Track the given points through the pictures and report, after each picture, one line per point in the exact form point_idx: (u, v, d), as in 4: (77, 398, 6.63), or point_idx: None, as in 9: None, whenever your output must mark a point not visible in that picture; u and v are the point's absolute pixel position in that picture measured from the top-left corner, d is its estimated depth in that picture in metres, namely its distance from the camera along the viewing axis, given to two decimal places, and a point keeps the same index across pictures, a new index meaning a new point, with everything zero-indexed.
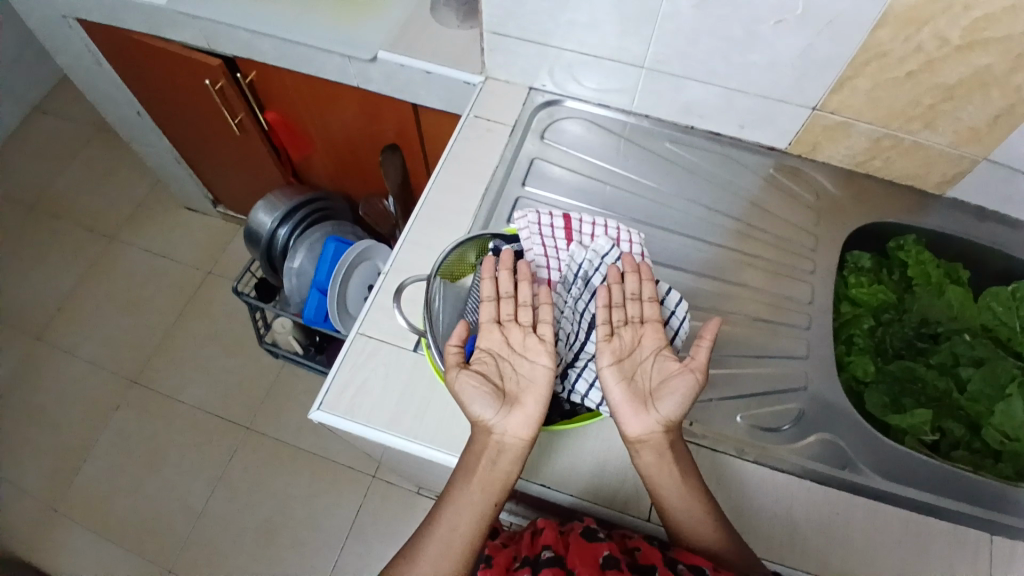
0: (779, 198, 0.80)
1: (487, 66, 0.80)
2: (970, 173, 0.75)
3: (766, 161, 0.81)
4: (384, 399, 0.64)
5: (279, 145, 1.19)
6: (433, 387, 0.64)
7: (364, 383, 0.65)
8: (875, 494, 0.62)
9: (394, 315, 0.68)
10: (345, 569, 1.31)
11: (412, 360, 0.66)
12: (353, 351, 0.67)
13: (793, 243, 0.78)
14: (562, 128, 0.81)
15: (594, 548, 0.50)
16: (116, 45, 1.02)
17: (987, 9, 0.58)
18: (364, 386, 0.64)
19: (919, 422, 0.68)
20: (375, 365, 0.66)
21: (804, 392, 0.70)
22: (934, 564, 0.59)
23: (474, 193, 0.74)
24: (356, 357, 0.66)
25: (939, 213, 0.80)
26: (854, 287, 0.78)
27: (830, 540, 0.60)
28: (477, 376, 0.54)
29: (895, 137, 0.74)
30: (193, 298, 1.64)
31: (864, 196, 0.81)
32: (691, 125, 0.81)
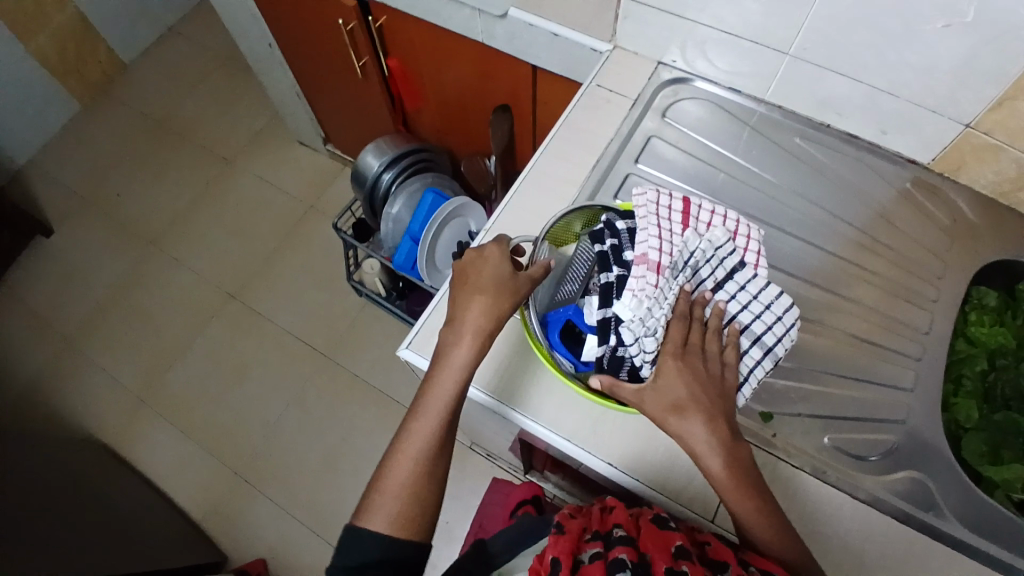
0: (909, 215, 0.74)
1: (616, 35, 0.78)
2: None
3: (903, 173, 0.75)
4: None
5: (395, 92, 1.21)
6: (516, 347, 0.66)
7: None
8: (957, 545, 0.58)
9: None
10: None
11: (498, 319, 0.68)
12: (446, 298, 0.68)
13: (916, 266, 0.72)
14: (684, 109, 0.78)
15: (668, 537, 0.50)
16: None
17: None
18: None
19: (1019, 478, 0.61)
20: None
21: (900, 425, 0.65)
22: None
23: (584, 163, 0.73)
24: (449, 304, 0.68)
25: None
26: (974, 325, 0.72)
27: None
28: (486, 257, 0.59)
29: None
30: (292, 228, 1.72)
31: (1005, 228, 0.73)
32: (825, 122, 0.75)
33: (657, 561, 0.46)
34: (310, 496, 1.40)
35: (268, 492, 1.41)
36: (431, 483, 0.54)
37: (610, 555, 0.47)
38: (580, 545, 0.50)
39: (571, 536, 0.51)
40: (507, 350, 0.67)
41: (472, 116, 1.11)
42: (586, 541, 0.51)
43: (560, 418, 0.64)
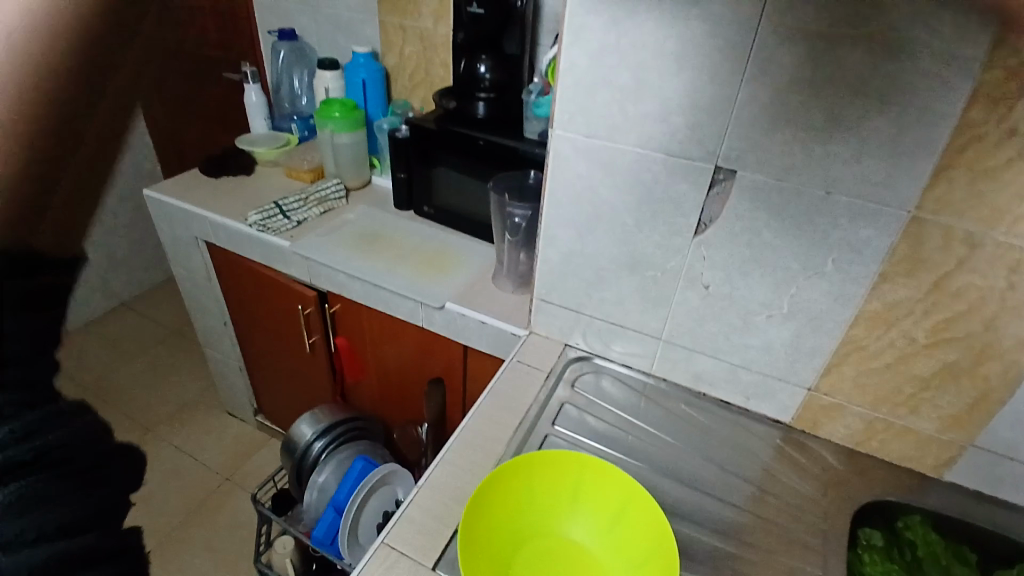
0: (787, 465, 0.86)
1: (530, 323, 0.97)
2: (961, 459, 0.83)
3: (773, 431, 0.89)
4: None
5: (336, 367, 1.33)
6: None
7: None
8: None
9: (423, 531, 0.70)
10: None
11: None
12: (373, 560, 0.67)
13: (802, 512, 0.81)
14: (590, 381, 0.93)
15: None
16: (229, 265, 1.25)
17: (942, 313, 0.71)
18: None
19: None
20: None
21: None
22: None
23: (510, 424, 0.83)
24: (376, 565, 0.67)
25: (937, 495, 0.85)
26: (869, 562, 0.78)
27: None
28: None
29: (885, 420, 0.84)
30: (203, 505, 1.63)
31: (867, 475, 0.87)
32: (703, 391, 0.91)
33: None
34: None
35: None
36: None
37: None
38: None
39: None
40: None
41: (410, 392, 1.25)
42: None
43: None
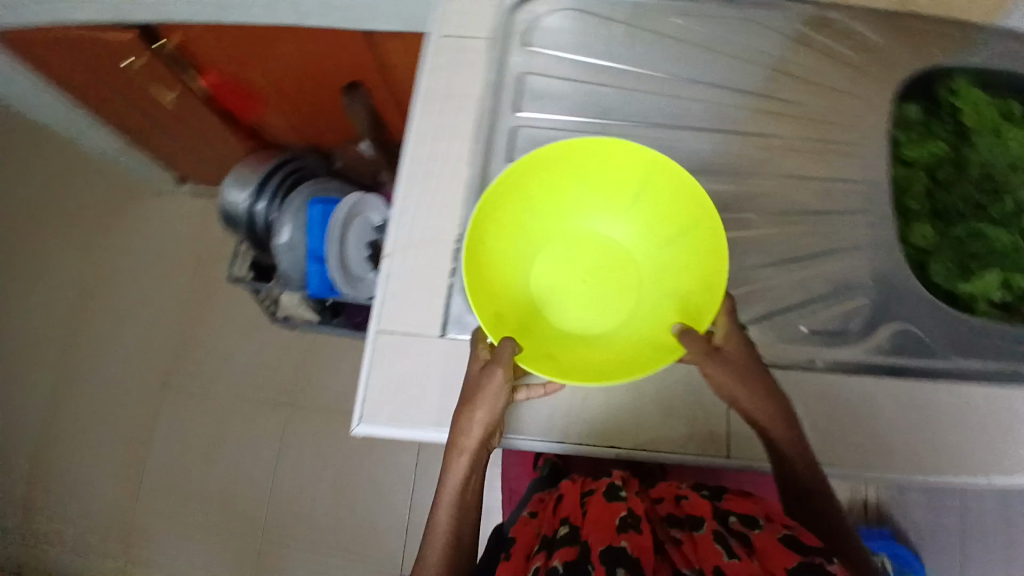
0: (809, 59, 0.71)
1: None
2: None
3: (790, 20, 0.72)
4: (429, 392, 0.62)
5: (230, 112, 1.06)
6: None
7: (399, 384, 0.62)
8: (926, 370, 0.62)
9: (416, 303, 0.64)
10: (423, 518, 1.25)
11: (444, 348, 0.63)
12: (378, 354, 0.63)
13: (837, 117, 0.70)
14: (549, 27, 0.73)
15: (611, 510, 0.59)
16: (29, 57, 0.90)
17: None
18: (398, 389, 0.62)
19: (986, 289, 0.66)
20: (438, 350, 0.63)
21: (870, 282, 0.65)
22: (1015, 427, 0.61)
23: (468, 124, 0.69)
24: (384, 356, 0.63)
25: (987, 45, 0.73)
26: (905, 145, 0.71)
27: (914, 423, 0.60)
28: None
29: None
30: (178, 286, 1.42)
31: (903, 43, 0.72)
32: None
33: (597, 539, 0.54)
34: (355, 542, 1.26)
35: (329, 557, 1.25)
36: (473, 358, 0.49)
37: (550, 562, 0.54)
38: (529, 562, 0.58)
39: (518, 557, 0.61)
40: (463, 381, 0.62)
41: (325, 114, 1.04)
42: (532, 556, 0.59)
43: (579, 430, 0.63)
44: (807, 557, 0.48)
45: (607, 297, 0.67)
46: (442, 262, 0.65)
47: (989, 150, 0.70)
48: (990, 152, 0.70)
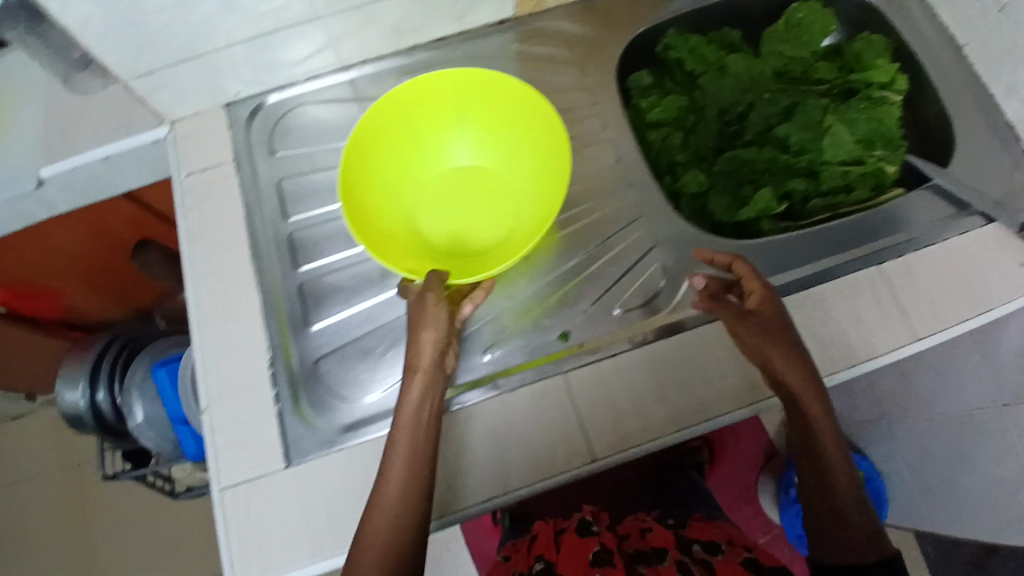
0: (535, 68, 0.75)
1: (173, 109, 0.71)
2: None
3: (505, 38, 0.76)
4: (294, 526, 0.59)
5: (35, 317, 0.99)
6: (331, 492, 0.59)
7: (261, 531, 0.58)
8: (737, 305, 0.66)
9: (248, 443, 0.61)
10: None
11: (292, 474, 0.60)
12: (227, 511, 0.59)
13: (576, 109, 0.73)
14: (291, 126, 0.73)
15: (588, 543, 0.84)
16: None
17: None
18: (263, 537, 0.58)
19: (761, 206, 0.72)
20: (288, 484, 0.60)
21: (658, 248, 0.69)
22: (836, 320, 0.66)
23: (241, 248, 0.67)
24: (235, 511, 0.59)
25: None
26: (649, 111, 0.77)
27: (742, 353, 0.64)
28: None
29: None
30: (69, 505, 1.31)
31: (609, 22, 0.77)
32: (410, 45, 0.74)
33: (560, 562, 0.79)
34: None
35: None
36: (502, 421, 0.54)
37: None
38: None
39: None
40: (321, 500, 0.59)
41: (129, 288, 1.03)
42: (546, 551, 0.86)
43: (450, 498, 0.59)
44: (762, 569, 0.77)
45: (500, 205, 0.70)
46: (262, 391, 0.62)
47: (716, 83, 0.76)
48: (720, 87, 0.76)
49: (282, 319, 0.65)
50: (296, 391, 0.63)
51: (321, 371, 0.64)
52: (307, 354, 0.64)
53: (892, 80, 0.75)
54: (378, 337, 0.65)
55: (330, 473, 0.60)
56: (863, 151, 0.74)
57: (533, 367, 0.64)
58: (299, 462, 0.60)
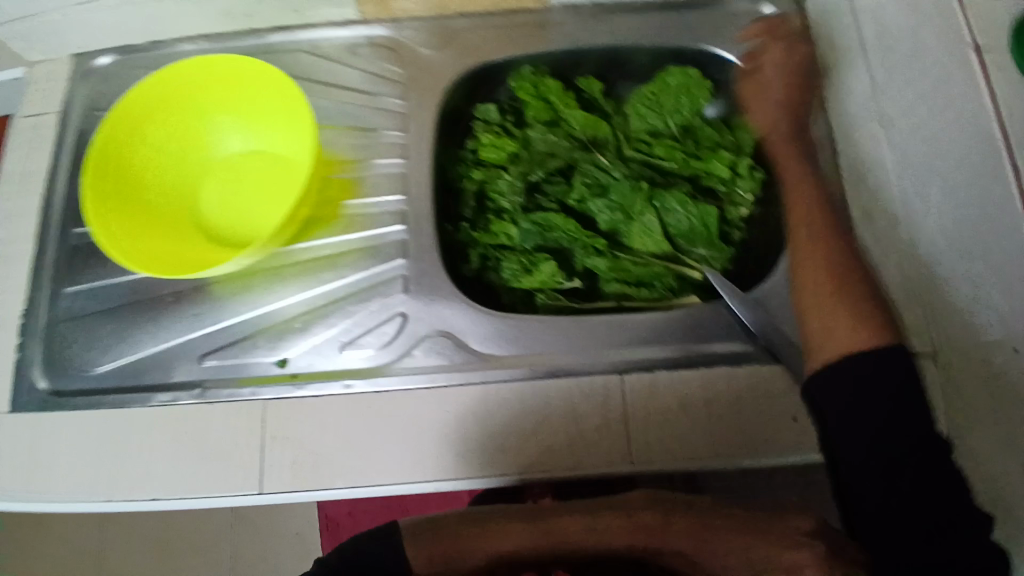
0: (363, 79, 0.72)
1: (19, 54, 0.75)
2: None
3: (346, 40, 0.73)
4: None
5: None
6: (35, 444, 0.64)
7: None
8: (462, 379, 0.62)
9: None
10: None
11: (13, 418, 0.65)
12: None
13: (381, 133, 0.70)
14: (120, 86, 0.75)
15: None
16: None
17: None
18: None
19: (545, 278, 0.67)
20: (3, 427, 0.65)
21: (405, 299, 0.65)
22: (559, 421, 0.60)
23: (39, 198, 0.72)
24: None
25: (551, 31, 0.72)
26: (478, 147, 0.72)
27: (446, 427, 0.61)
28: None
29: None
30: None
31: (454, 45, 0.72)
32: (248, 28, 0.74)
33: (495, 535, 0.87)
34: None
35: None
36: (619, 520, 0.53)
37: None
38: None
39: None
40: (25, 450, 0.64)
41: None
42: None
43: (128, 482, 0.62)
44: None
45: (276, 189, 0.66)
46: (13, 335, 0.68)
47: (547, 137, 0.71)
48: (546, 138, 0.71)
49: (49, 274, 0.69)
50: (40, 346, 0.67)
51: (63, 334, 0.68)
52: (57, 311, 0.68)
53: (739, 177, 0.67)
54: (120, 315, 0.68)
55: (36, 425, 0.65)
56: (679, 247, 0.67)
57: (243, 384, 0.64)
58: (20, 409, 0.65)
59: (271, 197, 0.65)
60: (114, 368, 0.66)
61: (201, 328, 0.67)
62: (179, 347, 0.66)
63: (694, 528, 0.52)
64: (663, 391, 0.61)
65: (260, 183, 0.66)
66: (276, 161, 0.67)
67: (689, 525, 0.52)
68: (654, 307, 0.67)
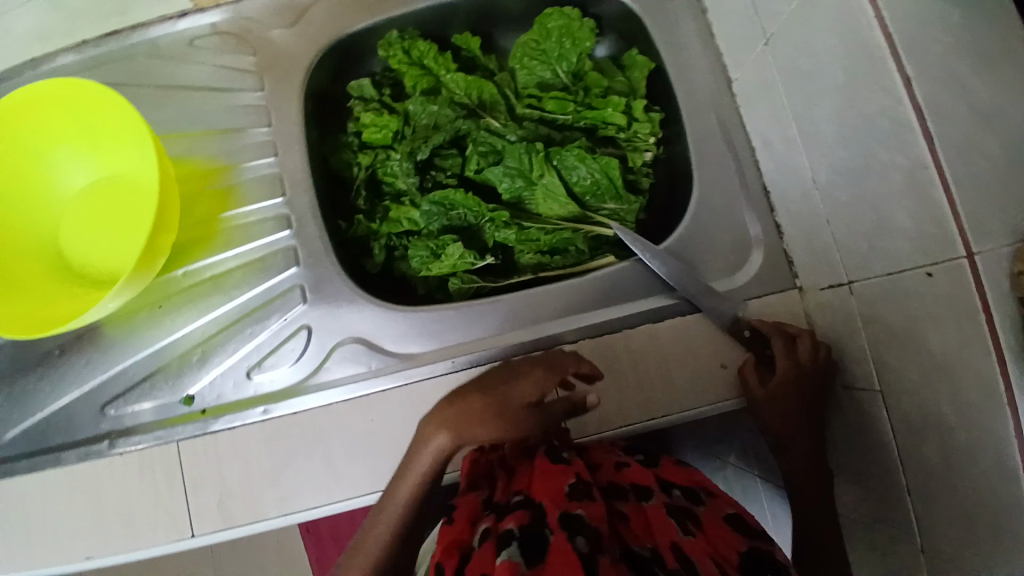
0: (215, 75, 0.65)
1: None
2: None
3: (189, 33, 0.65)
4: None
5: None
6: None
7: None
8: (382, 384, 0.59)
9: None
10: None
11: None
12: None
13: (247, 132, 0.63)
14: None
15: (563, 477, 0.48)
16: None
17: None
18: None
19: (455, 261, 0.63)
20: None
21: (310, 307, 0.61)
22: None
23: None
24: None
25: None
26: (361, 131, 0.66)
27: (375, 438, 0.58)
28: None
29: None
30: None
31: (308, 19, 0.65)
32: (71, 38, 0.65)
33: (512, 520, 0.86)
34: None
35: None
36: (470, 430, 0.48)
37: (501, 528, 0.43)
38: (471, 525, 0.45)
39: None
40: None
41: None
42: (480, 517, 0.46)
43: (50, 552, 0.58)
44: (753, 540, 0.45)
45: (137, 213, 0.59)
46: None
47: (430, 108, 0.65)
48: (430, 110, 0.65)
49: None
50: None
51: None
52: None
53: (637, 121, 0.63)
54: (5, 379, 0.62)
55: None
56: (587, 205, 0.64)
57: (151, 429, 0.59)
58: None
59: (134, 227, 0.58)
60: (11, 438, 0.61)
61: (99, 377, 0.61)
62: (76, 403, 0.61)
63: (469, 416, 0.48)
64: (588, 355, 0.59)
65: (118, 209, 0.59)
66: (136, 184, 0.59)
67: (463, 415, 0.48)
68: (573, 273, 0.64)
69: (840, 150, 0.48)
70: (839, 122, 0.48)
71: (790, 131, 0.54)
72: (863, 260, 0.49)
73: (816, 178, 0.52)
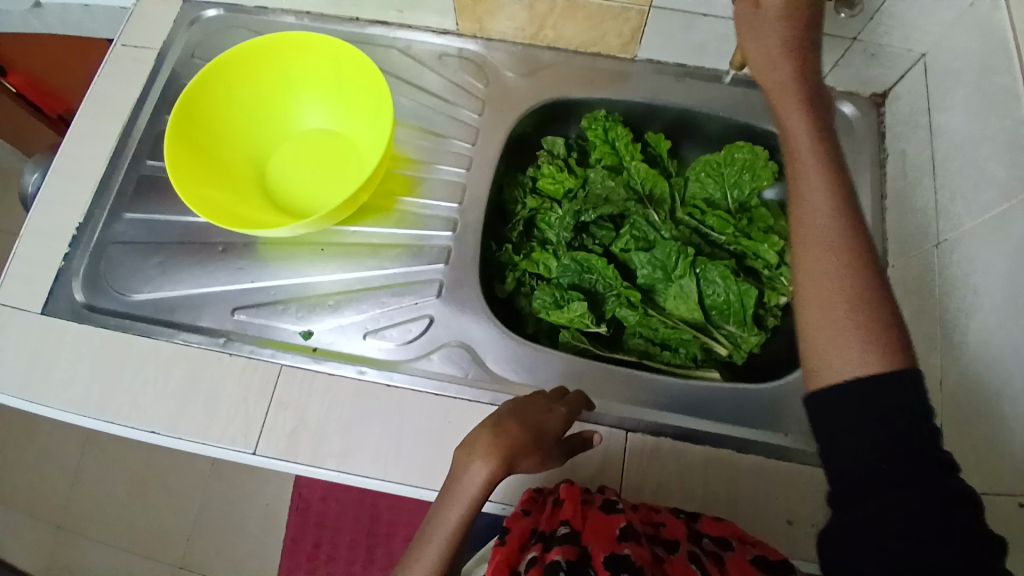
0: (446, 87, 0.74)
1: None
2: (647, 27, 0.68)
3: (440, 48, 0.76)
4: (14, 364, 0.65)
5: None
6: (55, 350, 0.65)
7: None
8: (471, 395, 0.63)
9: (29, 282, 0.68)
10: (194, 554, 1.15)
11: (40, 322, 0.66)
12: None
13: (452, 141, 0.72)
14: (221, 40, 0.79)
15: (612, 519, 0.51)
16: None
17: None
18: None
19: (574, 317, 0.67)
20: (27, 327, 0.66)
21: (438, 303, 0.67)
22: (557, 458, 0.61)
23: (116, 123, 0.75)
24: None
25: (634, 82, 0.74)
26: (539, 177, 0.74)
27: (447, 438, 0.61)
28: None
29: (546, 0, 0.68)
30: None
31: (539, 75, 0.74)
32: (350, 15, 0.77)
33: None
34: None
35: (102, 540, 1.16)
36: (516, 451, 0.52)
37: (548, 558, 0.48)
38: (522, 553, 0.51)
39: None
40: (45, 355, 0.65)
41: (27, 138, 1.15)
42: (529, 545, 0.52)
43: (133, 410, 0.63)
44: None
45: (336, 173, 0.69)
46: (60, 245, 0.69)
47: (607, 182, 0.71)
48: (606, 184, 0.71)
49: (110, 197, 0.72)
50: (85, 260, 0.69)
51: (108, 255, 0.69)
52: (108, 233, 0.70)
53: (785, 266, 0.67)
54: (163, 250, 0.69)
55: (58, 335, 0.66)
56: (710, 319, 0.68)
57: (265, 345, 0.65)
58: (50, 314, 0.66)
59: (334, 179, 0.68)
60: (146, 299, 0.67)
61: (237, 283, 0.68)
62: (208, 296, 0.67)
63: (514, 448, 0.52)
64: (662, 454, 0.62)
65: (326, 162, 0.69)
66: (352, 149, 0.70)
67: (507, 448, 0.51)
68: (671, 372, 0.67)
69: (977, 365, 0.51)
70: (986, 341, 0.50)
71: (932, 328, 0.57)
72: (965, 474, 0.50)
73: (945, 381, 0.54)
